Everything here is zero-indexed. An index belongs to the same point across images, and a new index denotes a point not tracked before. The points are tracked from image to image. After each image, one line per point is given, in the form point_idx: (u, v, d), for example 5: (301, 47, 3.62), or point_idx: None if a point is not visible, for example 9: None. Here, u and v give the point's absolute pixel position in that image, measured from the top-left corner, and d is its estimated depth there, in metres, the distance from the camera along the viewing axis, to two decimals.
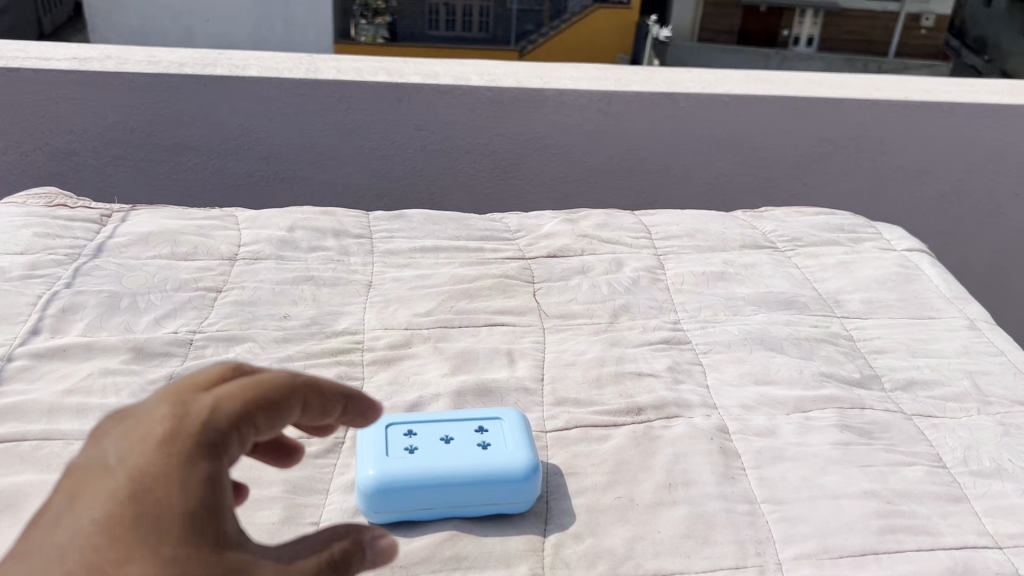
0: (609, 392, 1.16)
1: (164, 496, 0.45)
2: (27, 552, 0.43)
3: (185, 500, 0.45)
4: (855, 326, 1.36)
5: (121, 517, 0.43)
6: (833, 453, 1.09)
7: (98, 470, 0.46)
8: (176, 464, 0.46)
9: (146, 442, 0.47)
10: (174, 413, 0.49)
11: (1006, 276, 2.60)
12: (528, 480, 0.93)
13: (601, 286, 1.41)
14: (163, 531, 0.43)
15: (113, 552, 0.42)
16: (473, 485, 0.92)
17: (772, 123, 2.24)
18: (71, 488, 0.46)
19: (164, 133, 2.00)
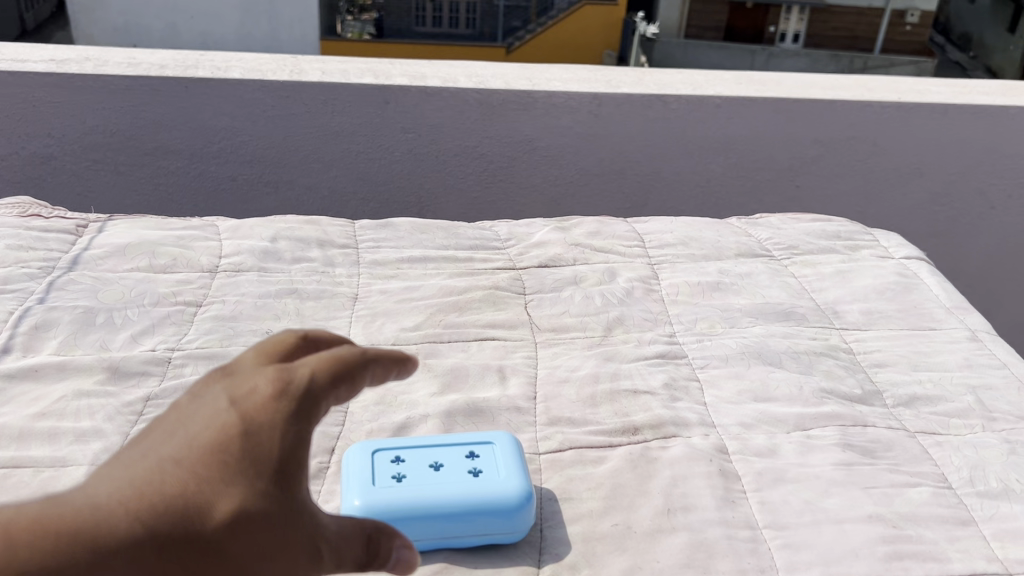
0: (605, 411, 1.13)
1: (266, 442, 0.49)
2: (146, 454, 0.48)
3: (281, 450, 0.50)
4: (855, 338, 1.33)
5: (228, 450, 0.48)
6: (836, 474, 1.05)
7: (213, 399, 0.51)
8: (282, 417, 0.50)
9: (260, 389, 0.52)
10: (287, 373, 0.52)
11: (1000, 278, 2.57)
12: (521, 509, 0.90)
13: (594, 298, 1.37)
14: (259, 472, 0.48)
15: (216, 475, 0.47)
16: (464, 515, 0.88)
17: (764, 125, 2.20)
18: (187, 407, 0.51)
19: (144, 137, 1.95)
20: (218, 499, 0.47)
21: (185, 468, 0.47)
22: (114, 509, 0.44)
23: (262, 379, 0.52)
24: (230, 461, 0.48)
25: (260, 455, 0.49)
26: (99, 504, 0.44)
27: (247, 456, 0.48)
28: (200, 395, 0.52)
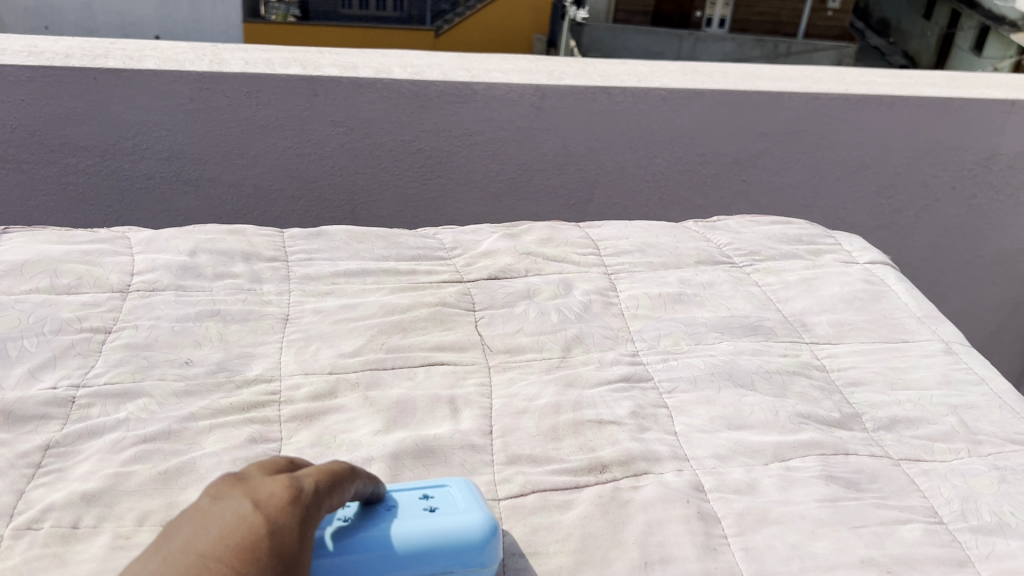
0: (568, 446, 1.02)
1: (286, 540, 0.60)
2: (186, 550, 0.56)
3: (295, 546, 0.60)
4: (826, 354, 1.25)
5: (259, 544, 0.58)
6: (822, 513, 0.96)
7: (236, 502, 0.61)
8: (293, 520, 0.62)
9: (271, 499, 0.63)
10: (286, 486, 0.65)
11: (944, 271, 2.54)
12: (486, 544, 0.79)
13: (550, 313, 1.26)
14: (284, 565, 0.58)
15: (255, 564, 0.56)
16: (421, 550, 0.77)
17: (711, 118, 2.11)
18: (210, 509, 0.60)
19: (50, 132, 1.76)
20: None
21: (228, 558, 0.56)
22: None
23: (271, 490, 0.64)
24: (264, 551, 0.58)
25: (281, 549, 0.59)
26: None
27: (275, 550, 0.58)
28: (217, 501, 0.62)
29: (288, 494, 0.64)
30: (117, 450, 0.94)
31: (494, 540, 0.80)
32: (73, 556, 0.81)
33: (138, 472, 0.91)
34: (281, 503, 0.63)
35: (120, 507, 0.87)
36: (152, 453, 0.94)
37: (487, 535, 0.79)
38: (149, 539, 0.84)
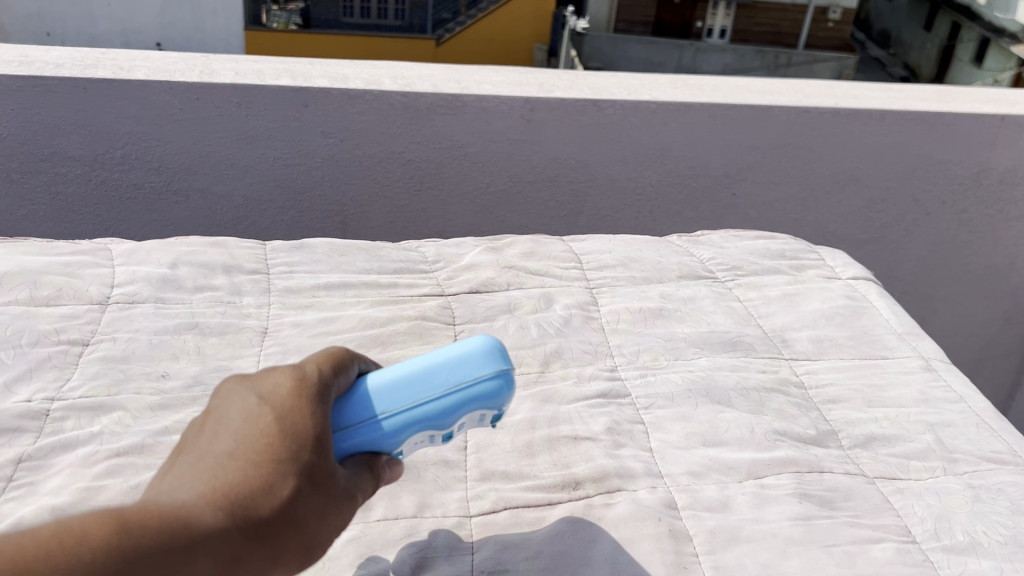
0: (542, 462, 1.02)
1: (300, 422, 0.64)
2: (205, 455, 0.61)
3: (309, 424, 0.64)
4: (805, 371, 1.25)
5: (271, 436, 0.62)
6: (794, 531, 0.95)
7: (242, 401, 0.65)
8: (302, 401, 0.65)
9: (277, 388, 0.66)
10: (289, 374, 0.68)
11: (934, 284, 2.54)
12: (486, 348, 0.77)
13: (530, 327, 1.26)
14: (300, 445, 0.63)
15: (271, 455, 0.61)
16: (422, 370, 0.75)
17: (701, 131, 2.12)
18: (221, 410, 0.65)
19: (39, 141, 1.76)
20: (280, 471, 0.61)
21: (242, 454, 0.61)
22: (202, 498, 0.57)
23: (276, 379, 0.67)
24: (276, 438, 0.62)
25: (294, 430, 0.63)
26: (188, 500, 0.57)
27: (288, 435, 0.63)
28: (225, 401, 0.66)
29: (294, 380, 0.67)
30: (90, 464, 0.94)
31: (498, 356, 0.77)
32: None
33: (109, 486, 0.91)
34: (292, 387, 0.66)
35: None
36: (124, 467, 0.94)
37: (488, 350, 0.77)
38: None
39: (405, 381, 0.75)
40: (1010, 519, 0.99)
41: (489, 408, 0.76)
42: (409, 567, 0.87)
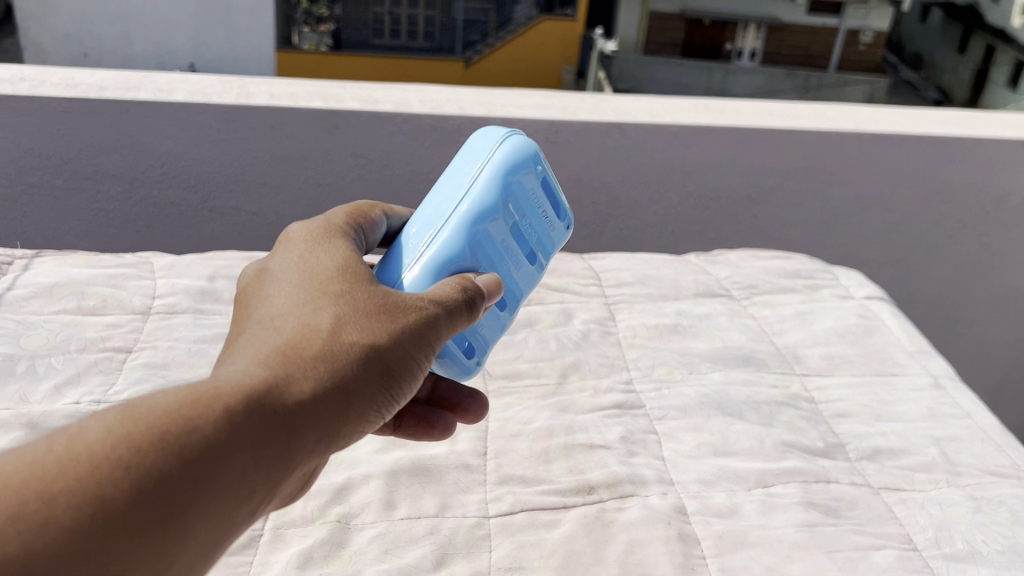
0: (559, 468, 1.07)
1: (326, 277, 0.65)
2: (248, 331, 0.62)
3: (338, 274, 0.65)
4: (816, 386, 1.29)
5: (302, 297, 0.63)
6: (799, 537, 1.00)
7: (265, 283, 0.66)
8: (323, 261, 0.66)
9: (295, 258, 0.67)
10: (302, 245, 0.68)
11: (956, 308, 2.55)
12: (482, 142, 0.81)
13: (549, 341, 1.31)
14: (334, 292, 0.63)
15: (308, 309, 0.62)
16: (443, 193, 0.79)
17: (722, 154, 2.17)
18: (249, 298, 0.66)
19: (83, 160, 1.85)
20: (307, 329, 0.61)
21: (280, 318, 0.62)
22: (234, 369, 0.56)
23: (291, 253, 0.68)
24: (306, 296, 0.63)
25: (319, 286, 0.64)
26: (239, 365, 0.57)
27: (319, 289, 0.64)
28: (251, 289, 0.67)
29: (309, 247, 0.68)
30: None
31: (493, 136, 0.81)
32: None
33: None
34: (306, 255, 0.67)
35: None
36: None
37: (480, 135, 0.81)
38: None
39: (437, 203, 0.79)
40: (1010, 530, 1.02)
41: (522, 172, 0.78)
42: (430, 562, 0.92)
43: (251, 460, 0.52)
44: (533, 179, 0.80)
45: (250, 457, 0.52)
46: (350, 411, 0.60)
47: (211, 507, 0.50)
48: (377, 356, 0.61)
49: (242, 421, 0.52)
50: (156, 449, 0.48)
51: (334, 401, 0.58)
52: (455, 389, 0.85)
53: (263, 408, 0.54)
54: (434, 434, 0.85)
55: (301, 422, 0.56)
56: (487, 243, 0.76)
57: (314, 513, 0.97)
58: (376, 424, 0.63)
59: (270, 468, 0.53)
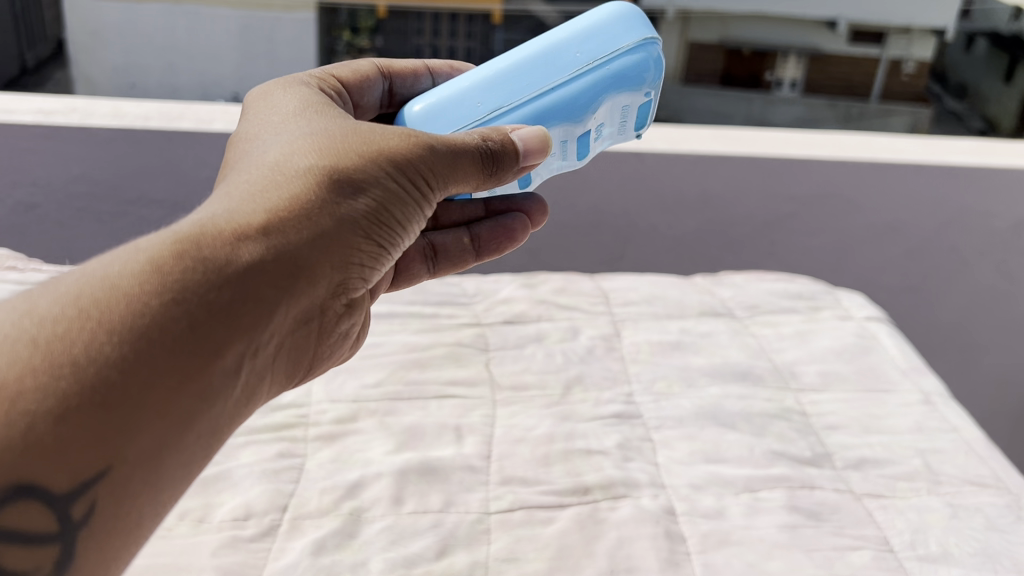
0: (557, 471, 1.15)
1: (283, 143, 0.78)
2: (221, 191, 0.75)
3: (296, 137, 0.78)
4: (809, 400, 1.36)
5: (264, 160, 0.76)
6: (780, 537, 1.06)
7: (238, 155, 0.80)
8: (281, 134, 0.79)
9: (257, 135, 0.81)
10: (262, 125, 0.82)
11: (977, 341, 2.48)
12: (616, 29, 0.87)
13: (555, 355, 1.40)
14: (295, 149, 0.76)
15: (271, 166, 0.75)
16: (545, 51, 0.86)
17: (737, 181, 2.24)
18: (227, 170, 0.79)
19: (128, 187, 1.98)
20: (244, 193, 0.72)
21: (247, 174, 0.75)
22: (166, 232, 0.67)
23: (254, 131, 0.82)
24: (267, 160, 0.76)
25: (281, 150, 0.77)
26: (209, 211, 0.70)
27: (277, 152, 0.76)
28: (228, 165, 0.80)
29: (271, 125, 0.81)
30: None
31: (629, 31, 0.87)
32: None
33: None
34: (270, 132, 0.80)
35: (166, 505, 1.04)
36: None
37: (616, 25, 0.87)
38: (187, 530, 1.01)
39: (534, 59, 0.87)
40: (983, 534, 1.08)
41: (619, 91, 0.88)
42: (432, 551, 1.00)
43: (214, 291, 0.64)
44: (636, 92, 0.89)
45: (195, 299, 0.63)
46: (302, 245, 0.71)
47: (163, 355, 0.60)
48: (339, 188, 0.75)
49: (181, 273, 0.63)
50: (98, 331, 0.58)
51: (281, 242, 0.70)
52: (508, 200, 1.02)
53: (204, 261, 0.65)
54: (516, 238, 1.02)
55: (248, 262, 0.67)
56: (551, 132, 0.88)
57: (328, 506, 1.06)
58: (360, 248, 0.77)
59: (226, 303, 0.65)
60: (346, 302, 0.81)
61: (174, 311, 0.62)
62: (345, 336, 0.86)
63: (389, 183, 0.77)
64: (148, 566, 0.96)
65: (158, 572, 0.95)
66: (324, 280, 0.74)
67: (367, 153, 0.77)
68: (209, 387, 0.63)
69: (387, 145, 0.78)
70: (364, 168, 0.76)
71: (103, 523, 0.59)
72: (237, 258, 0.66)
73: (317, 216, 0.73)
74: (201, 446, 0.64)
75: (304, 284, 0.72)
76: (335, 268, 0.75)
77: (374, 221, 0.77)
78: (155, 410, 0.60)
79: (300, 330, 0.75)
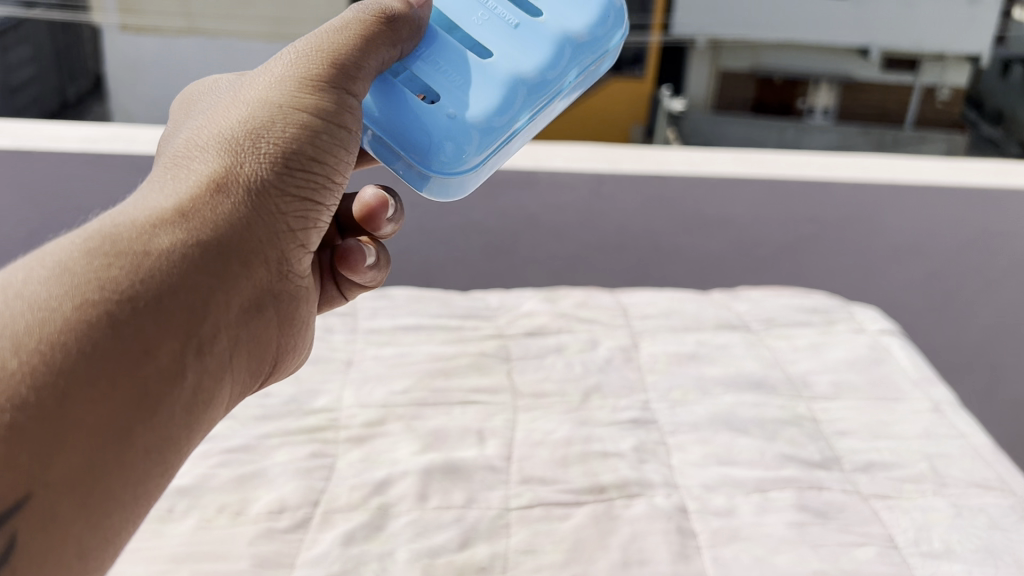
0: (574, 471, 1.20)
1: (198, 135, 0.75)
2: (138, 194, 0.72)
3: (211, 124, 0.76)
4: (821, 407, 1.40)
5: (182, 155, 0.74)
6: (788, 533, 1.11)
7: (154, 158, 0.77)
8: (193, 128, 0.77)
9: (169, 140, 0.78)
10: (173, 130, 0.80)
11: (1005, 363, 2.49)
12: None
13: (575, 365, 1.46)
14: (211, 136, 0.74)
15: (189, 159, 0.73)
16: None
17: (758, 204, 2.29)
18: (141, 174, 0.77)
19: None
20: (157, 191, 0.70)
21: (162, 172, 0.73)
22: (79, 233, 0.64)
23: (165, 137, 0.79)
24: (183, 154, 0.74)
25: (197, 142, 0.75)
26: (120, 212, 0.68)
27: (194, 143, 0.74)
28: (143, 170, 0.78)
29: (177, 128, 0.79)
30: (207, 457, 1.19)
31: None
32: (169, 531, 1.06)
33: (221, 474, 1.16)
34: (182, 130, 0.78)
35: (206, 498, 1.12)
36: (232, 460, 1.18)
37: None
38: (226, 522, 1.08)
39: None
40: (985, 532, 1.12)
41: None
42: (455, 543, 1.06)
43: (134, 284, 0.62)
44: None
45: (114, 295, 0.60)
46: (227, 226, 0.70)
47: (86, 361, 0.57)
48: (265, 162, 0.73)
49: (98, 272, 0.61)
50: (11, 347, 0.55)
51: (207, 230, 0.68)
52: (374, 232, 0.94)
53: (123, 258, 0.62)
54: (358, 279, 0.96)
55: (170, 249, 0.65)
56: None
57: (358, 501, 1.12)
58: (295, 223, 0.76)
59: (151, 295, 0.62)
60: (295, 286, 0.79)
61: (90, 311, 0.58)
62: (303, 330, 0.83)
63: (315, 133, 0.76)
64: (191, 552, 1.03)
65: (200, 558, 1.02)
66: (259, 259, 0.72)
67: (278, 108, 0.75)
68: (147, 389, 0.60)
69: (295, 94, 0.76)
70: (285, 124, 0.75)
71: (32, 558, 0.54)
72: (157, 247, 0.64)
73: (235, 190, 0.72)
74: (150, 463, 0.60)
75: (238, 266, 0.70)
76: (270, 243, 0.73)
77: (311, 193, 0.76)
78: (86, 423, 0.56)
79: (250, 324, 0.72)
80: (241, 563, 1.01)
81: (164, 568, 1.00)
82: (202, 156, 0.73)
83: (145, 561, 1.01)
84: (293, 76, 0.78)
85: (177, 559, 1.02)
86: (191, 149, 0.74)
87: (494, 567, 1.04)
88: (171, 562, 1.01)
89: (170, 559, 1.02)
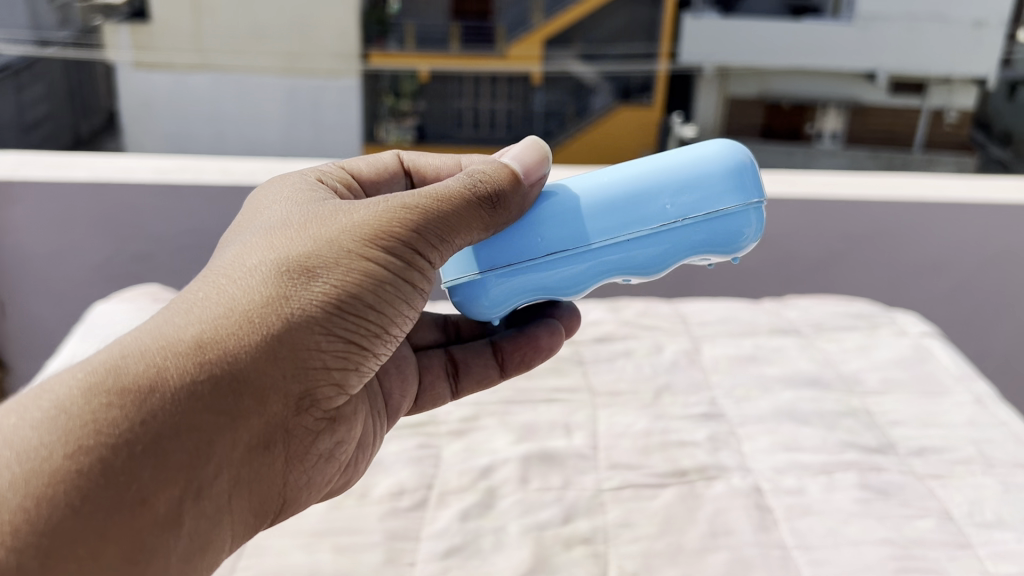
0: (656, 458, 1.33)
1: (238, 256, 0.83)
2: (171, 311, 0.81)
3: (251, 246, 0.84)
4: (873, 400, 1.53)
5: (214, 278, 0.82)
6: (855, 507, 1.23)
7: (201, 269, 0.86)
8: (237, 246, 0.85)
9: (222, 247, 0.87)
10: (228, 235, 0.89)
11: None
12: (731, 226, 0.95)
13: (644, 366, 1.59)
14: (248, 263, 0.82)
15: (219, 287, 0.80)
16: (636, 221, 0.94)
17: (792, 223, 2.42)
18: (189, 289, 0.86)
19: None
20: (181, 313, 0.78)
21: (194, 294, 0.81)
22: (95, 368, 0.73)
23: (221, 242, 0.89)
24: (217, 276, 0.82)
25: (233, 264, 0.82)
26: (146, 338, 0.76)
27: (227, 266, 0.82)
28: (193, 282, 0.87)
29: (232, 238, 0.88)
30: None
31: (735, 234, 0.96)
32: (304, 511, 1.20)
33: None
34: (232, 244, 0.86)
35: None
36: None
37: (722, 184, 0.93)
38: (353, 503, 1.21)
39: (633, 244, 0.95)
40: None
41: (705, 250, 0.95)
42: (560, 517, 1.20)
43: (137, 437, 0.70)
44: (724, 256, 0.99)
45: (109, 441, 0.69)
46: (241, 365, 0.76)
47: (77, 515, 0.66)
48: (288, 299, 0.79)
49: (103, 423, 0.70)
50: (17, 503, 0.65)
51: (220, 370, 0.75)
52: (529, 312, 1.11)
53: (128, 407, 0.71)
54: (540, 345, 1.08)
55: (175, 394, 0.73)
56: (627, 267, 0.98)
57: (468, 483, 1.25)
58: (319, 359, 0.82)
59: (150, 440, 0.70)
60: (316, 418, 0.86)
61: (79, 458, 0.68)
62: (320, 458, 0.90)
63: (345, 275, 0.82)
64: (329, 528, 1.16)
65: (338, 532, 1.15)
66: (275, 395, 0.79)
67: (328, 255, 0.82)
68: (140, 537, 0.69)
69: (352, 248, 0.83)
70: (324, 264, 0.81)
71: None
72: (163, 395, 0.72)
73: (260, 327, 0.78)
74: None
75: (247, 407, 0.77)
76: (289, 382, 0.80)
77: (338, 328, 0.82)
78: None
79: (256, 462, 0.80)
80: (374, 536, 1.14)
81: (308, 542, 1.14)
82: (229, 288, 0.80)
83: (291, 534, 1.15)
84: (356, 228, 0.84)
85: (318, 534, 1.15)
86: (226, 276, 0.81)
87: (597, 539, 1.17)
88: (314, 535, 1.15)
89: (312, 533, 1.15)
